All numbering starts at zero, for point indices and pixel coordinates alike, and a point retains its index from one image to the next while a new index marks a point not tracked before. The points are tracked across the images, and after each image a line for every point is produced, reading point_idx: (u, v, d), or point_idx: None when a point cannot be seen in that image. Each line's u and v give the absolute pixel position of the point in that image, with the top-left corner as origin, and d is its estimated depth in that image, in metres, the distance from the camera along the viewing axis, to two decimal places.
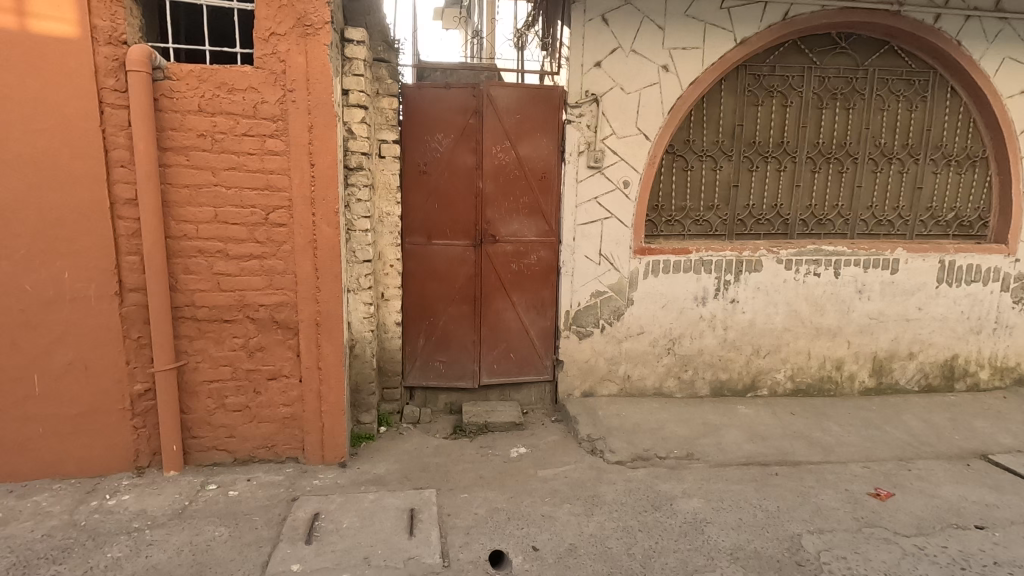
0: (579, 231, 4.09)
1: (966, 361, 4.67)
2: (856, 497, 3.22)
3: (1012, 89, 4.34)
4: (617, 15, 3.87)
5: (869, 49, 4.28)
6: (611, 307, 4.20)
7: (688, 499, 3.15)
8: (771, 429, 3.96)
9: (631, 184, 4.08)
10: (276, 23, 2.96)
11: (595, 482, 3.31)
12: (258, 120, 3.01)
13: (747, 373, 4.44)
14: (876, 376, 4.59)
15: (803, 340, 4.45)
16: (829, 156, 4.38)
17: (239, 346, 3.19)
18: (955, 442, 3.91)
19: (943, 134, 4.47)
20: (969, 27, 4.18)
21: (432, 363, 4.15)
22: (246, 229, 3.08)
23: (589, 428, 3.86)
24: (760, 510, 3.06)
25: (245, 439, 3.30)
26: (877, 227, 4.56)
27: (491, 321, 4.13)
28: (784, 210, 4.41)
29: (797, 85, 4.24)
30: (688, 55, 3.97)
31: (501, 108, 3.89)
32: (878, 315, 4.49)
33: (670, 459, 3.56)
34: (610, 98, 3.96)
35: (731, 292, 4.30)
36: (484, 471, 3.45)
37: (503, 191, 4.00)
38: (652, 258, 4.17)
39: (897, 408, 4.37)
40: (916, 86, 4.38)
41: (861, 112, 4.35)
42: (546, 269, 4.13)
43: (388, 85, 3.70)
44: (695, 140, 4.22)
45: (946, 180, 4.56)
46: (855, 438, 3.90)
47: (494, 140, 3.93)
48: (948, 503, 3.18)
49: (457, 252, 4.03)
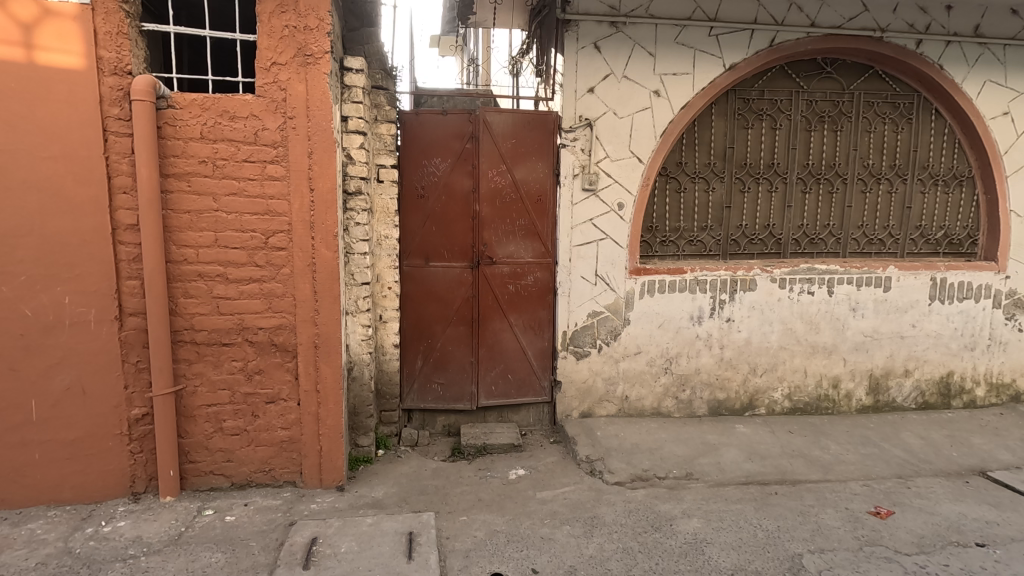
0: (575, 252, 4.14)
1: (962, 378, 4.69)
2: (856, 515, 3.21)
3: (994, 110, 4.45)
4: (609, 43, 3.99)
5: (855, 74, 4.41)
6: (608, 327, 4.23)
7: (688, 520, 3.13)
8: (769, 448, 3.96)
9: (625, 206, 4.15)
10: (277, 53, 3.05)
11: (594, 504, 3.30)
12: (259, 146, 3.07)
13: (744, 393, 4.45)
14: (873, 394, 4.60)
15: (799, 358, 4.47)
16: (819, 177, 4.47)
17: (238, 369, 3.20)
18: (953, 459, 3.92)
19: (929, 154, 4.57)
20: (950, 52, 4.31)
21: (431, 385, 4.16)
22: (246, 252, 3.12)
23: (588, 449, 3.85)
24: (760, 530, 3.05)
25: (243, 463, 3.28)
26: (869, 246, 4.63)
27: (488, 342, 4.15)
28: (777, 230, 4.48)
29: (785, 108, 4.35)
30: (679, 80, 4.07)
31: (497, 133, 3.98)
32: (873, 333, 4.53)
33: (669, 479, 3.55)
34: (603, 122, 4.05)
35: (726, 311, 4.34)
36: (483, 494, 3.43)
37: (500, 214, 4.06)
38: (647, 278, 4.21)
39: (895, 425, 4.38)
40: (902, 108, 4.50)
41: (849, 134, 4.45)
42: (543, 289, 4.17)
43: (387, 112, 3.77)
44: (687, 162, 4.31)
45: (934, 199, 4.65)
46: (854, 456, 3.91)
47: (491, 164, 4.00)
48: (949, 521, 3.17)
49: (454, 274, 4.07)
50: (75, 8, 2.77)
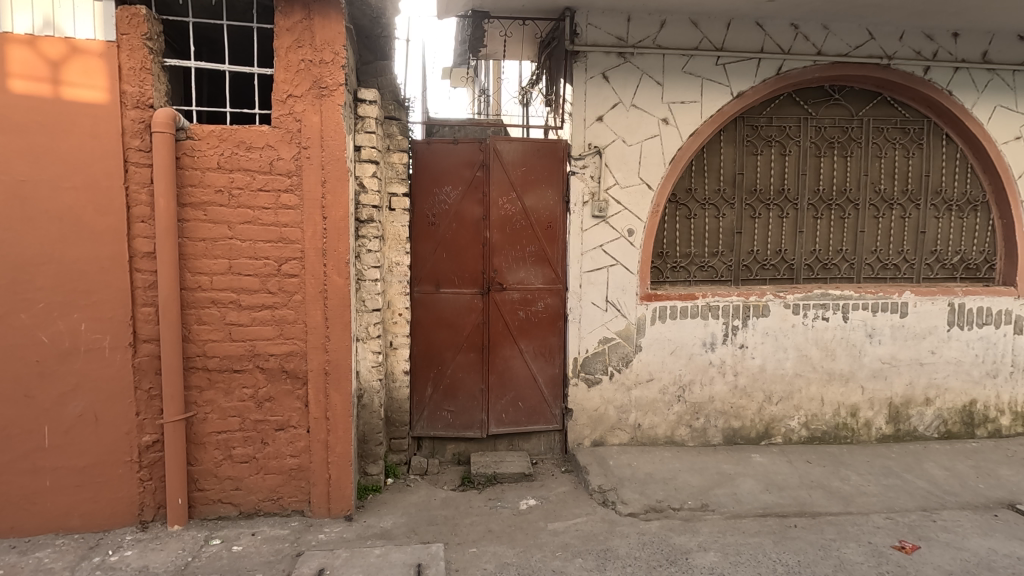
0: (585, 279, 4.14)
1: (985, 406, 4.57)
2: (880, 550, 3.09)
3: (1007, 135, 4.43)
4: (617, 73, 4.05)
5: (863, 100, 4.42)
6: (620, 353, 4.19)
7: (704, 554, 3.04)
8: (787, 478, 3.86)
9: (635, 232, 4.15)
10: (293, 86, 3.14)
11: (607, 536, 3.22)
12: (273, 175, 3.13)
13: (759, 422, 4.36)
14: (893, 423, 4.49)
15: (815, 386, 4.39)
16: (830, 203, 4.45)
17: (248, 397, 3.21)
18: (980, 490, 3.78)
19: (941, 179, 4.54)
20: (958, 78, 4.32)
21: (440, 412, 4.13)
22: (259, 279, 3.15)
23: (600, 478, 3.78)
24: (779, 565, 2.94)
25: (251, 491, 3.26)
26: (883, 271, 4.57)
27: (499, 369, 4.14)
28: (788, 255, 4.45)
29: (794, 135, 4.36)
30: (687, 108, 4.12)
31: (507, 161, 4.03)
32: (891, 359, 4.44)
33: (684, 511, 3.46)
34: (612, 150, 4.09)
35: (739, 337, 4.29)
36: (493, 525, 3.36)
37: (509, 241, 4.08)
38: (658, 303, 4.19)
39: (917, 455, 4.26)
40: (912, 134, 4.49)
41: (859, 159, 4.45)
42: (553, 316, 4.16)
43: (399, 141, 3.85)
44: (697, 189, 4.32)
45: (948, 224, 4.59)
46: (876, 487, 3.79)
47: (501, 192, 4.04)
48: (978, 557, 3.04)
49: (464, 300, 4.08)
50: (101, 46, 2.88)
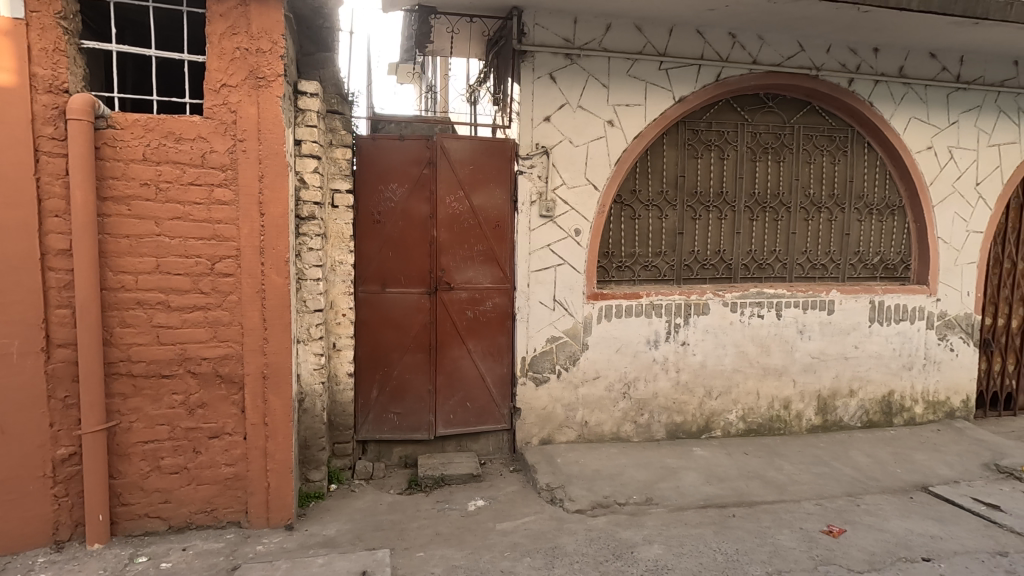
0: (533, 278, 4.15)
1: (902, 396, 4.91)
2: (811, 535, 3.26)
3: (920, 144, 4.78)
4: (564, 74, 4.08)
5: (794, 108, 4.66)
6: (567, 352, 4.23)
7: (649, 547, 3.11)
8: (726, 470, 4.01)
9: (582, 232, 4.20)
10: (227, 75, 2.97)
11: (556, 533, 3.24)
12: (206, 169, 2.96)
13: (700, 416, 4.51)
14: (822, 414, 4.75)
15: (751, 381, 4.58)
16: (764, 206, 4.66)
17: (178, 403, 3.02)
18: (898, 475, 4.07)
19: (863, 185, 4.85)
20: (878, 91, 4.63)
21: (386, 415, 4.03)
22: (191, 279, 2.97)
23: (548, 476, 3.80)
24: (719, 554, 3.05)
25: (182, 503, 3.07)
26: (812, 270, 4.83)
27: (447, 370, 4.08)
28: (727, 255, 4.63)
29: (732, 140, 4.54)
30: (632, 110, 4.21)
31: (455, 159, 3.98)
32: (820, 354, 4.70)
33: (629, 506, 3.53)
34: (560, 150, 4.12)
35: (681, 334, 4.42)
36: (441, 527, 3.32)
37: (457, 239, 4.04)
38: (604, 302, 4.26)
39: (844, 444, 4.53)
40: (838, 142, 4.76)
41: (791, 164, 4.68)
42: (501, 315, 4.15)
43: (342, 136, 3.74)
44: (641, 190, 4.42)
45: (870, 227, 4.91)
46: (807, 476, 4.00)
47: (448, 190, 4.00)
48: (897, 537, 3.26)
49: (411, 300, 4.00)
50: (6, 23, 2.63)
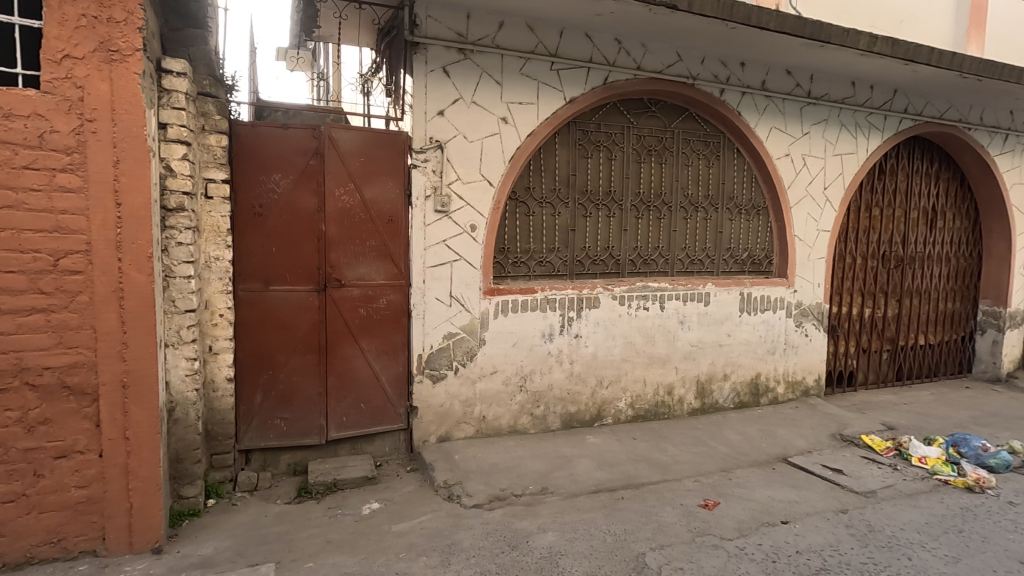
0: (428, 274, 4.10)
1: (767, 378, 5.46)
2: (690, 510, 3.52)
3: (779, 152, 5.33)
4: (457, 69, 4.06)
5: (674, 114, 5.00)
6: (464, 348, 4.22)
7: (544, 535, 3.19)
8: (617, 455, 4.22)
9: (478, 228, 4.21)
10: (71, 45, 2.61)
11: (453, 530, 3.22)
12: (45, 151, 2.59)
13: (593, 405, 4.71)
14: (700, 397, 5.16)
15: (639, 369, 4.86)
16: (649, 205, 4.96)
17: (14, 421, 2.62)
18: (763, 449, 4.51)
19: (734, 187, 5.31)
20: (745, 102, 5.09)
21: (272, 421, 3.78)
22: (27, 277, 2.59)
23: (445, 473, 3.78)
24: (609, 535, 3.20)
25: (21, 536, 2.67)
26: (691, 265, 5.21)
27: (339, 370, 3.91)
28: (615, 251, 4.86)
29: (619, 141, 4.78)
30: (525, 109, 4.28)
31: (344, 150, 3.82)
32: (698, 342, 5.09)
33: (525, 497, 3.60)
34: (454, 145, 4.09)
35: (574, 327, 4.58)
36: (333, 535, 3.17)
37: (348, 234, 3.88)
38: (501, 298, 4.31)
39: (719, 424, 4.95)
40: (712, 147, 5.18)
41: (672, 166, 5.01)
42: (396, 313, 4.05)
43: (216, 121, 3.44)
44: (535, 187, 4.52)
45: (739, 225, 5.39)
46: (687, 455, 4.32)
47: (338, 182, 3.82)
48: (762, 505, 3.61)
49: (298, 297, 3.78)
50: None
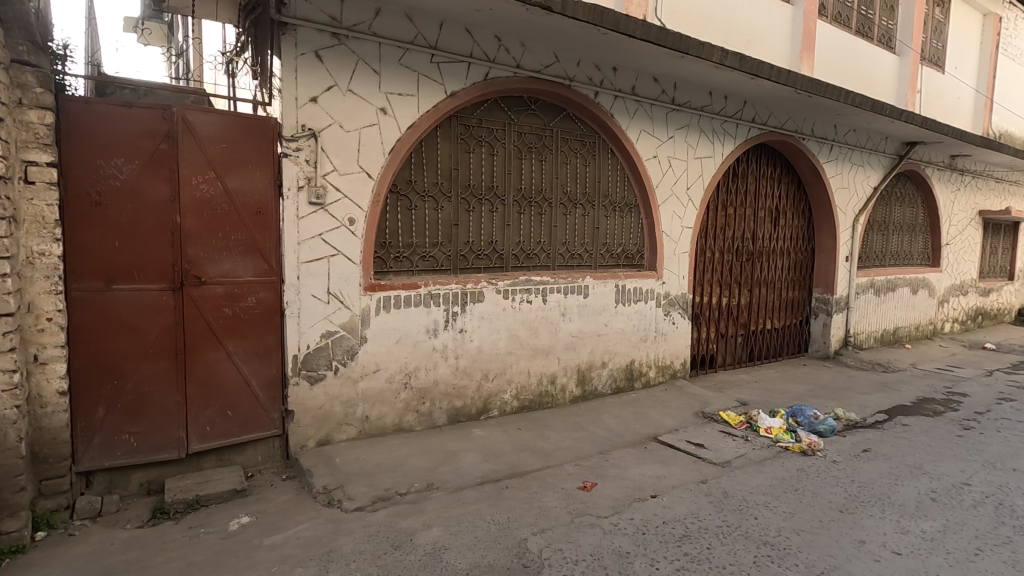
0: (303, 269, 3.87)
1: (640, 364, 5.87)
2: (569, 492, 3.68)
3: (648, 153, 5.72)
4: (331, 54, 3.86)
5: (553, 113, 5.17)
6: (344, 347, 4.06)
7: (428, 531, 3.16)
8: (502, 446, 4.30)
9: (356, 222, 4.06)
10: None
11: (332, 536, 3.08)
12: None
13: (479, 398, 4.76)
14: (581, 385, 5.41)
15: (523, 361, 4.99)
16: (530, 200, 5.09)
17: None
18: (636, 430, 4.85)
19: (609, 185, 5.62)
20: (617, 105, 5.40)
21: (119, 436, 3.36)
22: None
23: (325, 478, 3.61)
24: (493, 525, 3.25)
25: None
26: (571, 260, 5.44)
27: (200, 376, 3.57)
28: (499, 246, 4.94)
29: (500, 137, 4.84)
30: (404, 100, 4.19)
31: (202, 135, 3.49)
32: (578, 333, 5.33)
33: (410, 495, 3.55)
34: (329, 134, 3.90)
35: (459, 322, 4.59)
36: (194, 556, 2.89)
37: (209, 227, 3.56)
38: (382, 294, 4.19)
39: (598, 409, 5.23)
40: (588, 146, 5.43)
41: (551, 164, 5.19)
42: (267, 311, 3.78)
43: (38, 95, 2.94)
44: (416, 181, 4.44)
45: (614, 222, 5.72)
46: (569, 441, 4.52)
47: (195, 170, 3.48)
48: (634, 482, 3.87)
49: (148, 297, 3.39)
50: None
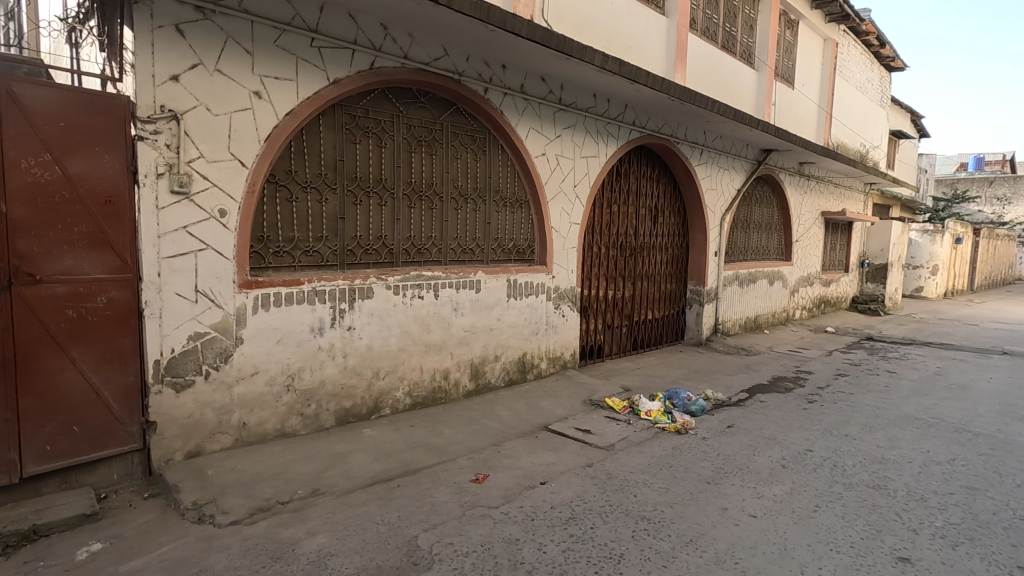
0: (165, 265, 3.51)
1: (532, 356, 6.03)
2: (462, 486, 3.70)
3: (537, 151, 5.88)
4: (195, 30, 3.51)
5: (443, 107, 5.13)
6: (216, 349, 3.74)
7: (313, 538, 3.02)
8: (394, 444, 4.22)
9: (228, 214, 3.76)
10: None
11: (202, 555, 2.84)
12: None
13: (369, 397, 4.62)
14: (474, 379, 5.45)
15: (415, 357, 4.92)
16: (420, 194, 5.01)
17: None
18: (528, 420, 4.98)
19: (499, 181, 5.69)
20: (507, 102, 5.48)
21: None
22: None
23: (195, 493, 3.31)
24: (382, 525, 3.17)
25: None
26: (463, 255, 5.45)
27: (37, 389, 3.11)
28: (388, 240, 4.82)
29: (388, 129, 4.72)
30: (282, 85, 3.94)
31: (33, 111, 3.03)
32: (471, 328, 5.36)
33: (293, 502, 3.36)
34: (194, 117, 3.56)
35: (347, 319, 4.41)
36: None
37: (45, 217, 3.11)
38: (260, 291, 3.92)
39: (491, 402, 5.30)
40: (479, 142, 5.46)
41: (442, 158, 5.15)
42: (122, 312, 3.38)
43: None
44: (297, 171, 4.20)
45: (505, 217, 5.81)
46: (462, 435, 4.53)
47: (25, 151, 3.01)
48: (525, 471, 3.98)
49: None
50: None
